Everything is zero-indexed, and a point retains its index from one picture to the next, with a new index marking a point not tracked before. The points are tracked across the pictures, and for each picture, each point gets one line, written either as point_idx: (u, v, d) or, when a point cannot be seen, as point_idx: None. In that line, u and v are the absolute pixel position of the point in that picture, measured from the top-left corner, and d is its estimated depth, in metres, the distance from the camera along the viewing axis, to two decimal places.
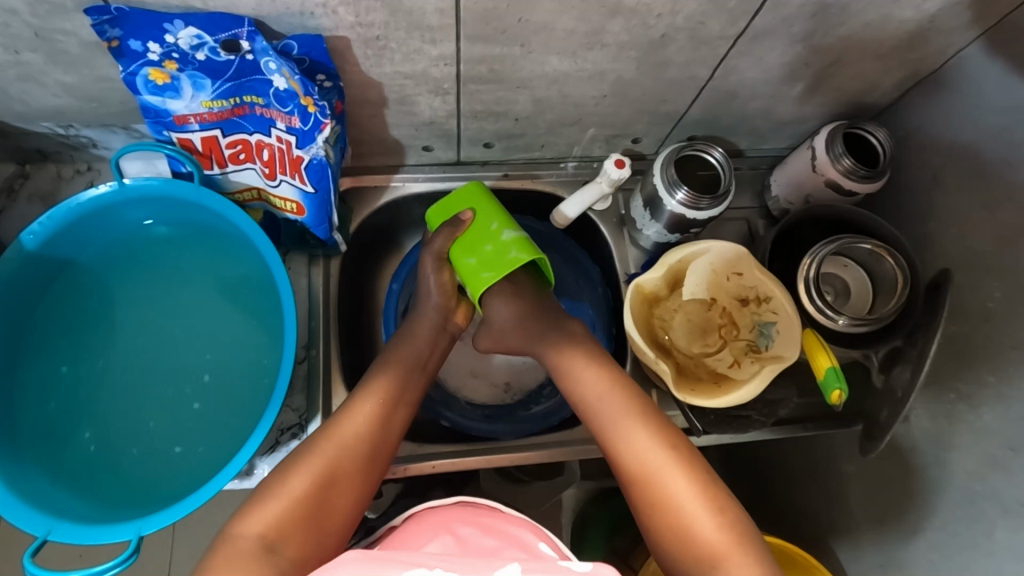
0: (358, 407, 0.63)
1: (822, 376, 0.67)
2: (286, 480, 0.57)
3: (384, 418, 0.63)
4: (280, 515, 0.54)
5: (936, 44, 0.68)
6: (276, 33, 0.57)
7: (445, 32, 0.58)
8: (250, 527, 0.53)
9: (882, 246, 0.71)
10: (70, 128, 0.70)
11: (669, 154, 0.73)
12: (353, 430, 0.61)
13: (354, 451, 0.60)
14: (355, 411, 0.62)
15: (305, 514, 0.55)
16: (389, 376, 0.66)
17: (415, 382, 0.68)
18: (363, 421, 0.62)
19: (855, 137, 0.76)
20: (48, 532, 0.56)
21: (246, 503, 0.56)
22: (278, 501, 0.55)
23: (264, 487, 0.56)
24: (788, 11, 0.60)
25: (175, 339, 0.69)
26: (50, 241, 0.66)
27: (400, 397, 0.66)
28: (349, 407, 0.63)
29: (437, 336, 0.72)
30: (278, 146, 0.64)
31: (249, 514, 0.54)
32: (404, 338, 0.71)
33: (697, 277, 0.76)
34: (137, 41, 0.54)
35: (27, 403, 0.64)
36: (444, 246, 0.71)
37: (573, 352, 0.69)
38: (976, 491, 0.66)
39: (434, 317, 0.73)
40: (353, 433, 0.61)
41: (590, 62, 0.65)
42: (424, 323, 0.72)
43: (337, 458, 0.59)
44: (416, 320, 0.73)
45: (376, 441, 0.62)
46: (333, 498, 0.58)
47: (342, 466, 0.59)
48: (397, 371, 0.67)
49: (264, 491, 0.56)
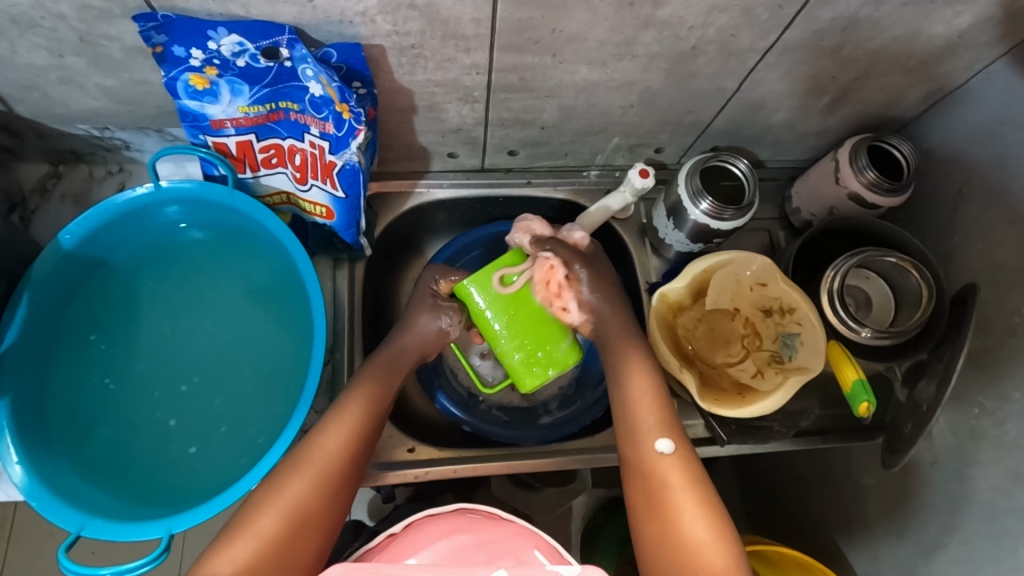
0: (327, 437, 0.61)
1: (849, 389, 0.67)
2: (254, 517, 0.54)
3: (355, 443, 0.62)
4: (249, 556, 0.52)
5: (963, 59, 0.68)
6: (315, 41, 0.58)
7: (479, 41, 0.59)
8: (219, 567, 0.51)
9: (907, 260, 0.71)
10: (106, 130, 0.72)
11: (693, 165, 0.74)
12: (324, 460, 0.59)
13: (325, 484, 0.58)
14: (325, 440, 0.61)
15: (277, 553, 0.53)
16: (359, 403, 0.64)
17: (383, 410, 0.67)
18: (334, 448, 0.60)
19: (879, 151, 0.76)
20: (81, 528, 0.57)
21: (213, 543, 0.53)
22: (247, 541, 0.53)
23: (234, 522, 0.54)
24: (819, 25, 0.61)
25: (200, 343, 0.70)
26: (86, 241, 0.67)
27: (372, 418, 0.64)
28: (319, 438, 0.61)
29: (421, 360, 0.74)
30: (311, 151, 0.65)
31: (216, 555, 0.52)
32: (383, 365, 0.70)
33: (721, 287, 0.76)
34: (180, 47, 0.55)
35: (57, 401, 0.65)
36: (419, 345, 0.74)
37: (620, 354, 0.69)
38: (1000, 507, 0.66)
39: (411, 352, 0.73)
40: (323, 465, 0.59)
41: (620, 73, 0.66)
42: (399, 356, 0.72)
43: (306, 491, 0.57)
44: (394, 343, 0.73)
45: (342, 471, 0.60)
46: (309, 536, 0.55)
47: (312, 501, 0.57)
48: (370, 396, 0.66)
49: (234, 528, 0.54)
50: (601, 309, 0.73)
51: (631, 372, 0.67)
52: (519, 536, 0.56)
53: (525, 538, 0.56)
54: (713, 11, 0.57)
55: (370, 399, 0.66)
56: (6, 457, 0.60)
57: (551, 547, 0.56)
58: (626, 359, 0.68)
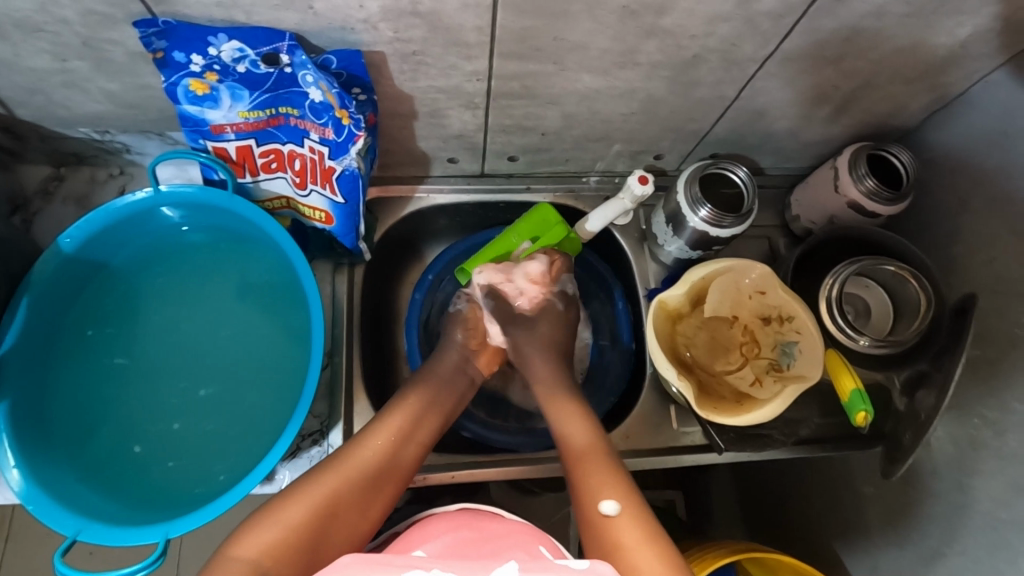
0: (369, 441, 0.63)
1: (846, 398, 0.68)
2: (284, 506, 0.56)
3: (392, 453, 0.64)
4: (274, 541, 0.53)
5: (966, 69, 0.68)
6: (316, 48, 0.59)
7: (481, 49, 0.59)
8: (245, 551, 0.52)
9: (906, 269, 0.71)
10: (108, 134, 0.72)
11: (693, 172, 0.74)
12: (359, 465, 0.61)
13: (355, 489, 0.59)
14: (364, 444, 0.63)
15: (297, 543, 0.53)
16: (404, 413, 0.68)
17: (432, 421, 0.69)
18: (370, 455, 0.62)
19: (880, 159, 0.76)
20: (78, 532, 0.57)
21: (241, 526, 0.54)
22: (272, 527, 0.54)
23: (266, 507, 0.55)
24: (821, 34, 0.61)
25: (200, 348, 0.70)
26: (87, 245, 0.68)
27: (412, 434, 0.67)
28: (360, 441, 0.63)
29: (459, 372, 0.77)
30: (310, 157, 0.65)
31: (241, 539, 0.53)
32: (427, 377, 0.74)
33: (720, 294, 0.76)
34: (181, 52, 0.55)
35: (56, 404, 0.65)
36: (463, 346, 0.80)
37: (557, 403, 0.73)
38: (1000, 518, 0.65)
39: (455, 355, 0.78)
40: (358, 466, 0.61)
41: (621, 80, 0.66)
42: (443, 364, 0.77)
43: (337, 490, 0.58)
44: (438, 360, 0.77)
45: (377, 475, 0.61)
46: (331, 535, 0.56)
47: (342, 499, 0.58)
48: (409, 411, 0.68)
49: (264, 514, 0.55)
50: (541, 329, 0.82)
51: (571, 428, 0.69)
52: (521, 532, 0.56)
53: (530, 534, 0.56)
54: (714, 21, 0.58)
55: (415, 409, 0.69)
56: (4, 460, 0.60)
57: (553, 544, 0.55)
58: (562, 407, 0.72)
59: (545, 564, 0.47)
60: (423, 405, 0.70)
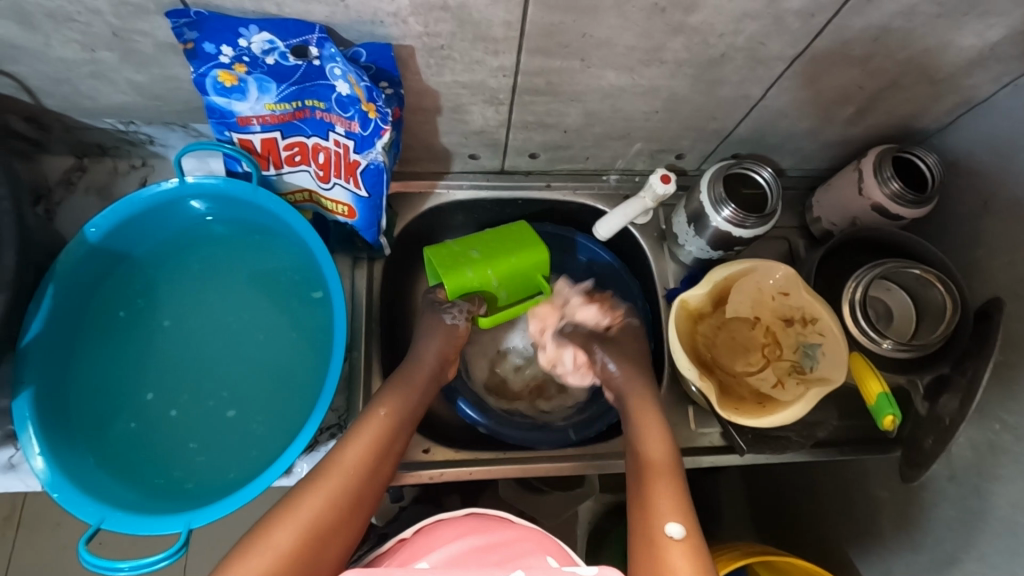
0: (345, 458, 0.61)
1: (873, 401, 0.67)
2: (270, 533, 0.55)
3: (372, 469, 0.62)
4: (263, 570, 0.52)
5: (993, 72, 0.68)
6: (345, 41, 0.59)
7: (508, 44, 0.59)
8: None
9: (932, 273, 0.71)
10: (131, 125, 0.72)
11: (716, 172, 0.73)
12: (341, 485, 0.59)
13: (341, 511, 0.58)
14: (342, 464, 0.61)
15: (288, 568, 0.53)
16: (375, 428, 0.65)
17: (404, 431, 0.67)
18: (348, 473, 0.60)
19: (904, 161, 0.76)
20: (101, 520, 0.58)
21: (230, 556, 0.54)
22: (260, 555, 0.53)
23: (251, 535, 0.55)
24: (850, 34, 0.60)
25: (222, 340, 0.70)
26: (112, 234, 0.68)
27: (390, 447, 0.65)
28: (336, 460, 0.61)
29: (432, 382, 0.74)
30: (336, 150, 0.65)
31: (233, 570, 0.52)
32: (398, 383, 0.71)
33: (742, 294, 0.76)
34: (211, 43, 0.55)
35: (78, 392, 0.66)
36: (440, 347, 0.76)
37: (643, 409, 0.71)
38: (1020, 525, 0.65)
39: (432, 359, 0.75)
40: (340, 486, 0.59)
41: (646, 78, 0.66)
42: (415, 370, 0.73)
43: (322, 512, 0.57)
44: (409, 365, 0.73)
45: (359, 494, 0.60)
46: (322, 557, 0.55)
47: (330, 522, 0.57)
48: (382, 425, 0.65)
49: (248, 544, 0.54)
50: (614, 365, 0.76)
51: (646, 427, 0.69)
52: (530, 540, 0.56)
53: (536, 541, 0.56)
54: (744, 19, 0.57)
55: (389, 423, 0.66)
56: (28, 447, 0.60)
57: (560, 551, 0.56)
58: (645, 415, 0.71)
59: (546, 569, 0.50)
60: (397, 414, 0.68)
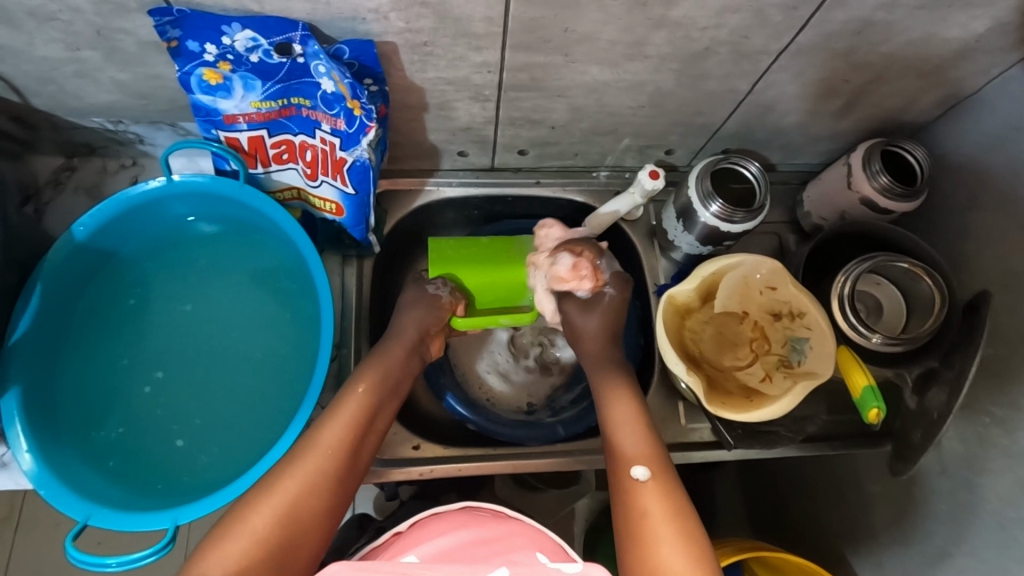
0: (321, 437, 0.60)
1: (858, 395, 0.67)
2: (244, 517, 0.54)
3: (352, 449, 0.61)
4: (240, 554, 0.52)
5: (978, 64, 0.68)
6: (328, 38, 0.59)
7: (490, 40, 0.59)
8: (212, 567, 0.51)
9: (919, 267, 0.70)
10: (119, 124, 0.72)
11: (704, 167, 0.73)
12: (318, 466, 0.58)
13: (317, 494, 0.57)
14: (320, 443, 0.60)
15: (265, 552, 0.53)
16: (353, 405, 0.64)
17: (386, 406, 0.67)
18: (327, 454, 0.60)
19: (891, 155, 0.76)
20: (88, 517, 0.58)
21: (207, 539, 0.53)
22: (237, 539, 0.53)
23: (227, 519, 0.54)
24: (832, 27, 0.60)
25: (209, 337, 0.71)
26: (99, 233, 0.68)
27: (370, 424, 0.65)
28: (313, 440, 0.60)
29: (413, 350, 0.73)
30: (322, 148, 0.65)
31: (207, 555, 0.52)
32: (378, 359, 0.69)
33: (730, 290, 0.76)
34: (195, 41, 0.55)
35: (67, 391, 0.66)
36: (420, 322, 0.74)
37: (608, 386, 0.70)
38: (1008, 518, 0.65)
39: (412, 332, 0.74)
40: (315, 467, 0.58)
41: (631, 73, 0.66)
42: (398, 342, 0.72)
43: (299, 493, 0.56)
44: (394, 335, 0.73)
45: (339, 471, 0.59)
46: (298, 540, 0.55)
47: (307, 507, 0.56)
48: (360, 402, 0.65)
49: (223, 529, 0.53)
50: (590, 323, 0.74)
51: (613, 403, 0.69)
52: (524, 535, 0.56)
53: (531, 538, 0.56)
54: (725, 13, 0.57)
55: (369, 400, 0.65)
56: (16, 445, 0.60)
57: (555, 547, 0.56)
58: (609, 387, 0.70)
59: (533, 567, 0.51)
60: (377, 391, 0.67)
